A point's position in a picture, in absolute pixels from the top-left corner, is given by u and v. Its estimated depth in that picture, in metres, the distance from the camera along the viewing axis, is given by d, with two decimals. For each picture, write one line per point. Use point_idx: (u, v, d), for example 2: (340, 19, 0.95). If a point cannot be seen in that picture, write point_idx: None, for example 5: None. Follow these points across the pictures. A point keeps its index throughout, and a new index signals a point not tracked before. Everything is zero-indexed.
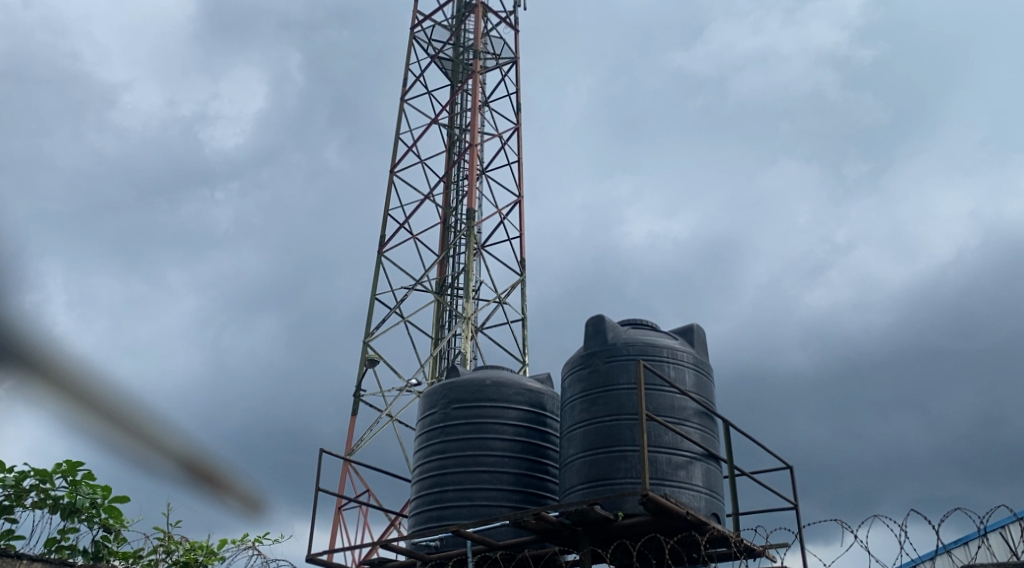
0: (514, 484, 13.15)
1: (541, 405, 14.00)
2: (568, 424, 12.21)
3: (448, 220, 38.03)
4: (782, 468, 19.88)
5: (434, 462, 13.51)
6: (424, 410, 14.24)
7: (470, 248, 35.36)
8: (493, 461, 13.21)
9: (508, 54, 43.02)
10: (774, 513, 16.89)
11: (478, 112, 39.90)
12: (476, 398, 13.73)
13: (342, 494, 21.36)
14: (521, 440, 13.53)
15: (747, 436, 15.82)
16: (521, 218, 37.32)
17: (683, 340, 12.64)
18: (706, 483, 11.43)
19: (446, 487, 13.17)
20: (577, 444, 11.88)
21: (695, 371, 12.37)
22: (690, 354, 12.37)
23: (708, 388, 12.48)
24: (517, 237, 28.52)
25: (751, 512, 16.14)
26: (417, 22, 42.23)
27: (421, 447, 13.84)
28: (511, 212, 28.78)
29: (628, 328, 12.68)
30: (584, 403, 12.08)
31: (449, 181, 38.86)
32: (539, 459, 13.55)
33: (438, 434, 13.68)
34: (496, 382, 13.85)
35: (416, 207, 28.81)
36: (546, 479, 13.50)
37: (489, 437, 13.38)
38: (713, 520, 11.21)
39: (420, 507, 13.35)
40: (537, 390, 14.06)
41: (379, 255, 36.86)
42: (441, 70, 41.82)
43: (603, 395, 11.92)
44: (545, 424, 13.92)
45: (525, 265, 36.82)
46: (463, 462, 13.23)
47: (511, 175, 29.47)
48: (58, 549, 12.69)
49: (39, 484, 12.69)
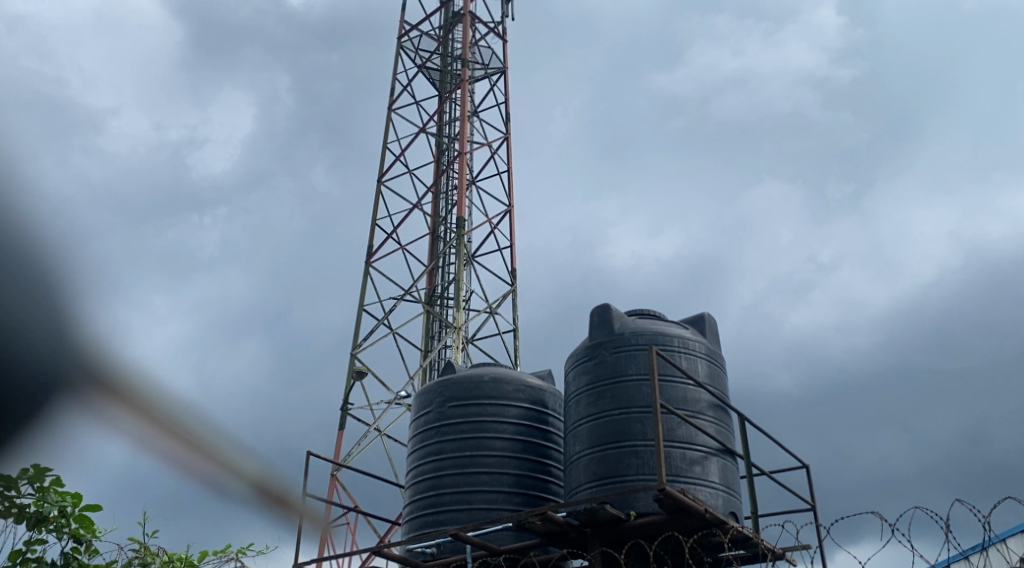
0: (515, 486, 12.30)
1: (543, 403, 13.17)
2: (573, 419, 11.43)
3: (437, 230, 37.33)
4: (800, 467, 18.99)
5: (430, 464, 12.64)
6: (417, 409, 13.41)
7: (460, 258, 34.57)
8: (493, 462, 12.37)
9: (497, 64, 42.44)
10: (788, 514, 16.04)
11: (467, 122, 39.19)
12: (475, 395, 12.91)
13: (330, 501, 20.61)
14: (522, 438, 12.70)
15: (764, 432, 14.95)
16: (512, 227, 36.64)
17: (694, 329, 11.76)
18: (723, 479, 10.59)
19: (443, 490, 12.30)
20: (583, 440, 11.10)
21: (708, 361, 11.48)
22: (701, 343, 11.51)
23: (723, 380, 11.55)
24: (506, 246, 28.61)
25: (770, 515, 15.23)
26: (403, 32, 41.68)
27: (416, 449, 12.98)
28: (500, 222, 28.93)
29: (636, 318, 11.90)
30: (590, 396, 11.30)
31: (437, 190, 38.10)
32: (541, 460, 12.70)
33: (433, 434, 12.83)
34: (495, 378, 13.04)
35: (404, 216, 29.01)
36: (549, 481, 12.65)
37: (488, 436, 12.54)
38: (732, 519, 10.36)
39: (415, 512, 12.45)
40: (537, 387, 13.24)
41: (367, 264, 36.21)
42: (429, 80, 41.15)
43: (610, 388, 11.13)
44: (547, 422, 13.08)
45: (515, 276, 36.15)
46: (461, 463, 12.38)
47: (500, 184, 29.76)
48: (24, 562, 11.76)
49: (3, 490, 11.75)
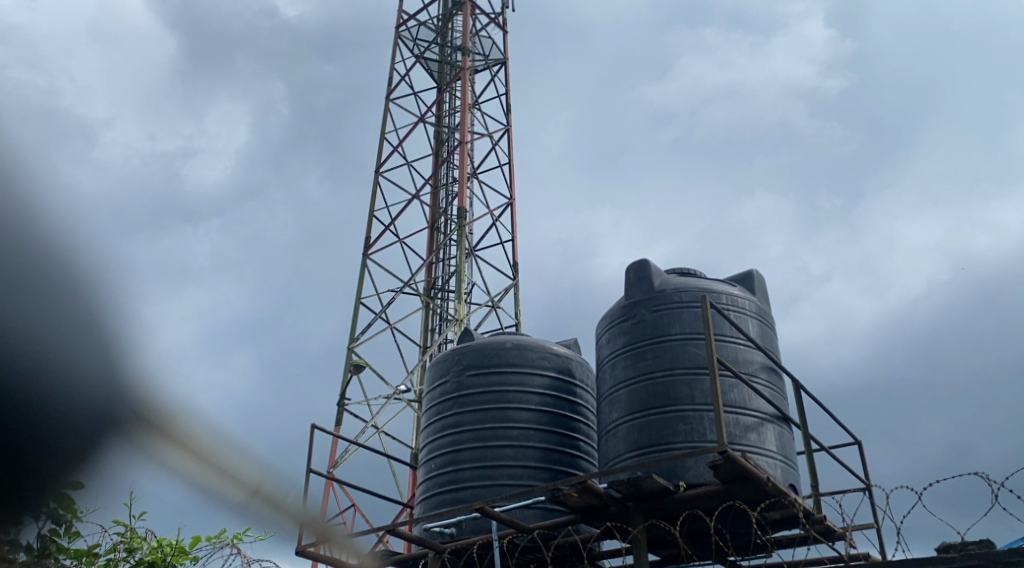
0: (542, 461, 11.17)
1: (569, 372, 12.04)
2: (609, 384, 10.32)
3: (436, 222, 36.29)
4: (848, 445, 17.78)
5: (447, 437, 11.49)
6: (432, 380, 12.28)
7: (461, 251, 33.45)
8: (517, 435, 11.23)
9: (498, 55, 41.41)
10: (838, 495, 14.92)
11: (467, 113, 38.11)
12: (495, 362, 11.79)
13: (332, 479, 19.29)
14: (548, 410, 11.57)
15: (816, 405, 13.90)
16: (513, 220, 35.53)
17: (742, 287, 10.67)
18: (781, 448, 9.50)
19: (462, 466, 11.15)
20: (621, 406, 9.98)
21: (758, 320, 10.36)
22: (751, 301, 10.39)
23: (774, 341, 10.44)
24: (508, 239, 27.10)
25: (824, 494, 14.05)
26: (401, 20, 40.55)
27: (431, 422, 11.85)
28: (502, 214, 27.36)
29: (676, 275, 10.79)
30: (627, 358, 10.19)
31: (436, 182, 36.96)
32: (569, 434, 11.56)
33: (450, 405, 11.70)
34: (518, 345, 11.93)
35: (403, 208, 27.73)
36: (578, 457, 11.52)
37: (511, 407, 11.41)
38: (793, 492, 9.28)
39: (431, 490, 11.30)
40: (563, 355, 12.12)
41: (364, 256, 35.13)
42: (427, 70, 40.04)
43: (651, 348, 10.02)
44: (574, 393, 11.95)
45: (517, 268, 35.12)
46: (482, 436, 11.25)
47: (502, 176, 28.14)
48: None
49: None
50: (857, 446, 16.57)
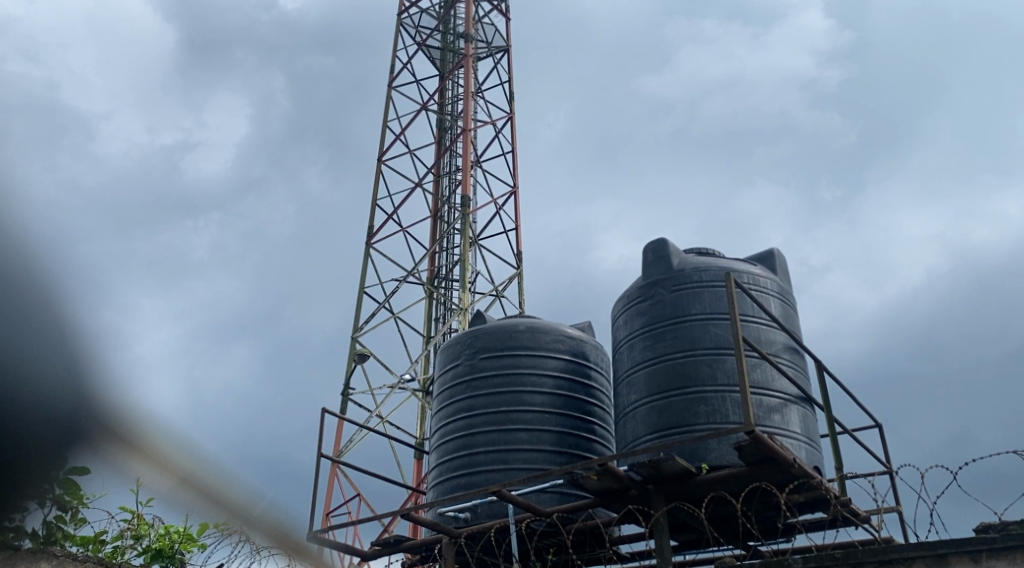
0: (557, 445, 10.96)
1: (583, 355, 11.81)
2: (627, 366, 10.08)
3: (440, 210, 36.04)
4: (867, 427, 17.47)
5: (460, 421, 11.27)
6: (443, 363, 12.05)
7: (465, 240, 33.22)
8: (532, 418, 11.01)
9: (501, 42, 41.08)
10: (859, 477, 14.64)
11: (471, 100, 37.84)
12: (508, 345, 11.56)
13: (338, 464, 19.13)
14: (563, 393, 11.35)
15: (839, 387, 13.61)
16: (517, 208, 35.25)
17: (762, 266, 10.43)
18: (804, 429, 9.29)
19: (476, 449, 10.93)
20: (640, 388, 9.74)
21: (780, 299, 10.12)
22: (772, 281, 10.16)
23: (796, 321, 10.21)
24: (513, 228, 26.07)
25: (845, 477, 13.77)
26: (403, 7, 40.23)
27: (443, 405, 11.62)
28: (507, 203, 26.30)
29: (695, 254, 10.54)
30: (646, 339, 9.95)
31: (439, 170, 36.68)
32: (584, 417, 11.34)
33: (462, 389, 11.47)
34: (531, 328, 11.69)
35: (406, 197, 26.49)
36: (593, 441, 11.30)
37: (525, 390, 11.18)
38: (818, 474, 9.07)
39: (444, 475, 11.08)
40: (578, 337, 11.88)
41: (368, 245, 34.93)
42: (429, 58, 39.74)
43: (671, 328, 9.79)
44: (589, 376, 11.73)
45: (521, 256, 34.85)
46: (496, 419, 11.02)
47: (507, 164, 27.02)
48: None
49: None
50: (878, 429, 16.28)
